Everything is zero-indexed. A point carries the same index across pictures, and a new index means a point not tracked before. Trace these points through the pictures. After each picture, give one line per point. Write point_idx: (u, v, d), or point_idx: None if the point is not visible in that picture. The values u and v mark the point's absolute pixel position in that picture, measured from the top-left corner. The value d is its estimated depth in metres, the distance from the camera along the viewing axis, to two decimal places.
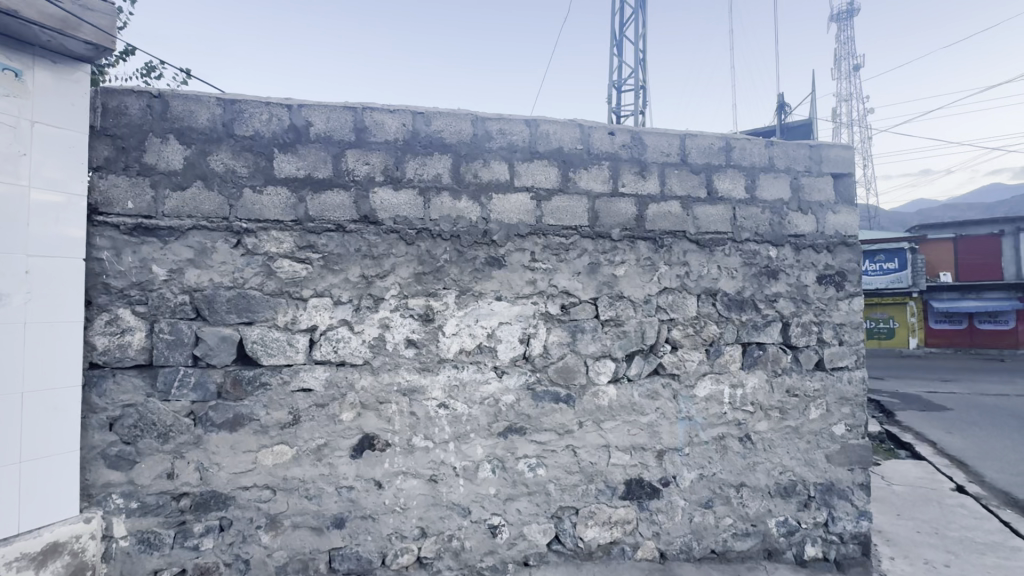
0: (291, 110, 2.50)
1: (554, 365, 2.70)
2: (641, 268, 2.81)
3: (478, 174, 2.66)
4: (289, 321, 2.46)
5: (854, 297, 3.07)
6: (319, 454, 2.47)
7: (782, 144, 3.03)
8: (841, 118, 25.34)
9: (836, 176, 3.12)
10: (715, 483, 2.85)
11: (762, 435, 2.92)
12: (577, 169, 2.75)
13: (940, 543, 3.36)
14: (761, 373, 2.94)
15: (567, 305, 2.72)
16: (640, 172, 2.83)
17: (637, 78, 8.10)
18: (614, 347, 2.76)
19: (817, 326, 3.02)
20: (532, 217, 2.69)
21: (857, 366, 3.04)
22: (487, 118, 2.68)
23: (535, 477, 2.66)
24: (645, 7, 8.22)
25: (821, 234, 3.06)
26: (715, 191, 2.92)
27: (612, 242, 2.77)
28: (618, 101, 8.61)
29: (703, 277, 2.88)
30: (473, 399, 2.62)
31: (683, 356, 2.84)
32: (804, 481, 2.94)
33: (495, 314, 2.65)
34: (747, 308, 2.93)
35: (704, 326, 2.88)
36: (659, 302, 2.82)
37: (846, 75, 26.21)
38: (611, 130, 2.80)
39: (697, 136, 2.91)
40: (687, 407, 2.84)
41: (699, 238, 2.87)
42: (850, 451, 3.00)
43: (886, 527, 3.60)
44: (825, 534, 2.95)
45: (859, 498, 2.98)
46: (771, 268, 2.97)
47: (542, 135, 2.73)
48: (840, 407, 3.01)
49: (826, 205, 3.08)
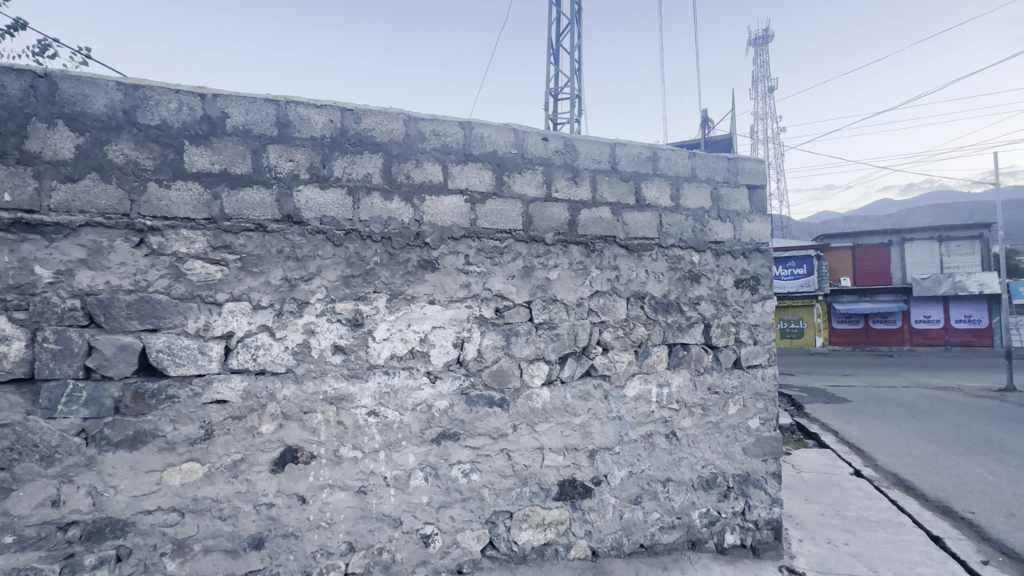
0: (204, 100, 2.31)
1: (488, 369, 2.69)
2: (574, 272, 2.86)
3: (410, 174, 2.60)
4: (201, 328, 2.27)
5: (767, 300, 3.31)
6: (235, 470, 2.30)
7: (703, 155, 3.21)
8: (757, 134, 27.44)
9: (750, 188, 3.35)
10: (643, 480, 2.96)
11: (686, 431, 3.06)
12: (511, 173, 2.76)
13: (840, 524, 3.69)
14: (685, 372, 3.09)
15: (501, 308, 2.72)
16: (572, 178, 2.89)
17: (572, 87, 8.30)
18: (547, 350, 2.79)
19: (734, 327, 3.22)
20: (466, 220, 2.67)
21: (769, 363, 3.28)
22: (420, 119, 2.63)
23: (468, 483, 2.63)
24: (579, 19, 8.46)
25: (738, 242, 3.28)
26: (643, 199, 3.04)
27: (545, 246, 2.81)
28: (555, 109, 8.77)
29: (632, 281, 2.99)
30: (405, 406, 2.54)
31: (613, 357, 2.93)
32: (724, 473, 3.13)
33: (428, 319, 2.60)
34: (672, 311, 3.08)
35: (633, 328, 2.99)
36: (590, 305, 2.89)
37: (761, 95, 28.45)
38: (544, 136, 2.84)
39: (626, 145, 3.03)
40: (617, 407, 2.93)
41: (628, 243, 2.98)
42: (764, 443, 3.22)
43: (795, 511, 3.90)
44: (742, 522, 3.14)
45: (772, 486, 3.21)
46: (694, 272, 3.14)
47: (476, 138, 2.71)
48: (755, 402, 3.23)
49: (742, 215, 3.31)
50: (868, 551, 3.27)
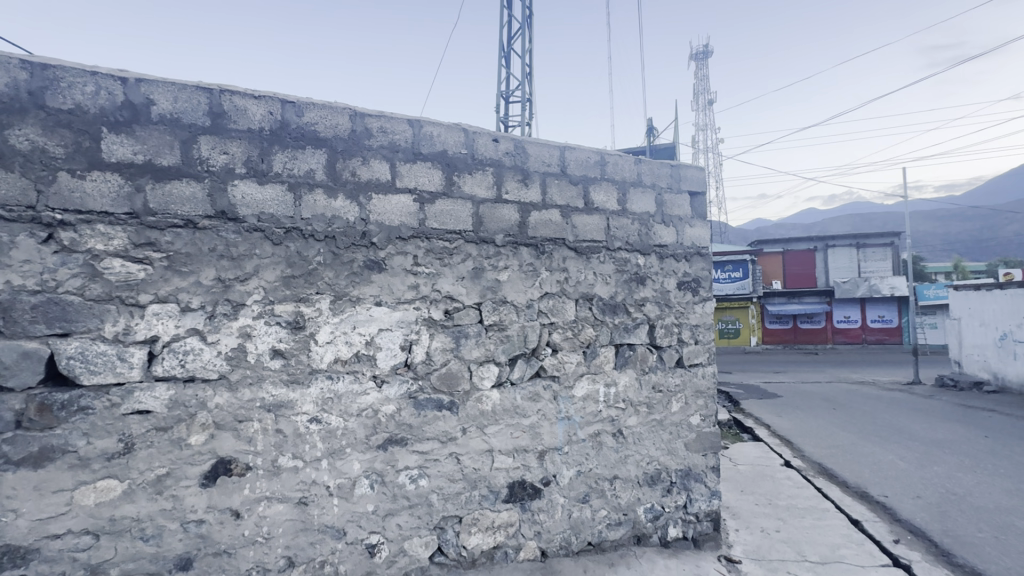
0: (126, 84, 2.13)
1: (437, 372, 2.64)
2: (524, 274, 2.87)
3: (356, 172, 2.51)
4: (120, 332, 2.08)
5: (707, 301, 3.47)
6: (159, 486, 2.12)
7: (648, 161, 3.32)
8: (698, 144, 28.79)
9: (692, 194, 3.50)
10: (591, 478, 3.01)
11: (632, 429, 3.15)
12: (461, 173, 2.74)
13: (773, 512, 3.92)
14: (631, 372, 3.17)
15: (450, 310, 2.69)
16: (523, 180, 2.90)
17: (523, 91, 8.35)
18: (497, 352, 2.78)
19: (677, 328, 3.35)
20: (415, 220, 2.61)
21: (709, 362, 3.43)
22: (367, 115, 2.55)
23: (416, 489, 2.57)
24: (531, 24, 8.54)
25: (681, 245, 3.42)
26: (592, 202, 3.10)
27: (495, 247, 2.80)
28: (506, 112, 8.79)
29: (581, 283, 3.04)
30: (350, 412, 2.45)
31: (562, 358, 2.96)
32: (667, 469, 3.23)
33: (374, 321, 2.52)
34: (619, 312, 3.15)
35: (582, 329, 3.03)
36: (540, 306, 2.91)
37: (702, 107, 29.91)
38: (495, 137, 2.83)
39: (575, 150, 3.07)
40: (566, 407, 2.96)
41: (577, 246, 3.03)
42: (704, 439, 3.37)
43: (733, 503, 4.11)
44: (684, 515, 3.27)
45: (711, 479, 3.35)
46: (639, 274, 3.24)
47: (425, 137, 2.66)
48: (696, 399, 3.37)
49: (685, 220, 3.45)
50: (797, 537, 3.49)
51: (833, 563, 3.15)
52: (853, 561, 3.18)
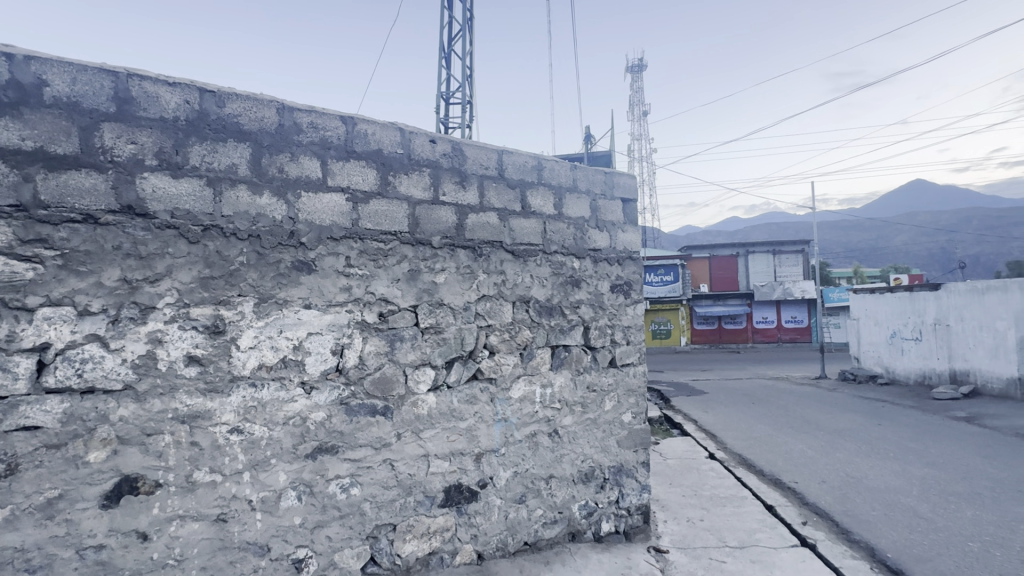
0: (12, 61, 1.90)
1: (370, 377, 2.57)
2: (460, 276, 2.86)
3: (284, 168, 2.39)
4: (3, 339, 1.85)
5: (638, 303, 3.63)
6: (51, 511, 1.90)
7: (583, 167, 3.42)
8: (633, 152, 30.04)
9: (625, 201, 3.65)
10: (527, 478, 3.05)
11: (568, 429, 3.22)
12: (397, 173, 2.68)
13: (697, 502, 4.16)
14: (566, 373, 3.25)
15: (385, 313, 2.62)
16: (460, 182, 2.89)
17: (463, 93, 8.32)
18: (434, 355, 2.75)
19: (610, 329, 3.47)
20: (348, 220, 2.53)
21: (639, 362, 3.59)
22: (297, 108, 2.43)
23: (347, 498, 2.48)
24: (472, 26, 8.53)
25: (614, 250, 3.55)
26: (528, 206, 3.15)
27: (432, 249, 2.77)
28: (446, 113, 8.71)
29: (518, 285, 3.07)
30: (275, 420, 2.32)
31: (499, 360, 2.98)
32: (601, 466, 3.34)
33: (303, 324, 2.41)
34: (555, 314, 3.22)
35: (518, 331, 3.07)
36: (477, 309, 2.91)
37: (637, 118, 31.25)
38: (432, 138, 2.80)
39: (513, 154, 3.11)
40: (503, 409, 2.98)
41: (514, 249, 3.06)
42: (635, 435, 3.51)
43: (662, 495, 4.31)
44: (617, 510, 3.39)
45: (642, 474, 3.50)
46: (575, 277, 3.33)
47: (359, 134, 2.59)
48: (628, 398, 3.51)
49: (618, 225, 3.59)
50: (719, 524, 3.73)
51: (750, 547, 3.39)
52: (767, 544, 3.43)
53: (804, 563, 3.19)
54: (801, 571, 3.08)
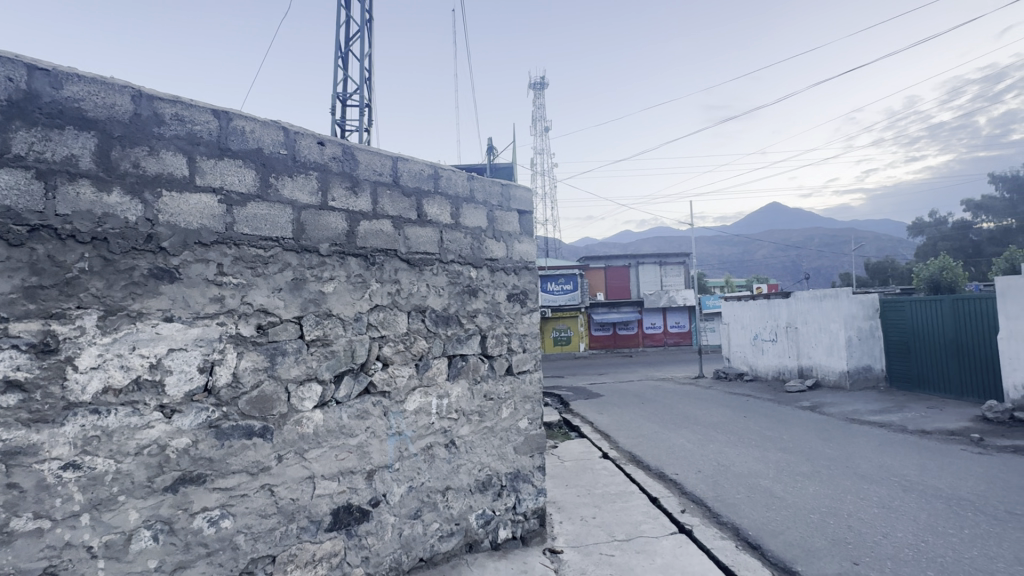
0: None
1: (246, 396, 2.34)
2: (351, 285, 2.73)
3: (140, 163, 2.12)
4: None
5: (533, 312, 3.74)
6: None
7: (481, 178, 3.47)
8: (536, 166, 31.16)
9: (521, 212, 3.76)
10: (423, 492, 2.98)
11: (464, 439, 3.21)
12: (279, 175, 2.50)
13: (590, 501, 4.37)
14: (463, 382, 3.24)
15: (264, 325, 2.42)
16: (352, 187, 2.78)
17: (362, 95, 8.02)
18: (321, 369, 2.59)
19: (507, 337, 3.54)
20: (221, 223, 2.30)
21: (535, 368, 3.70)
22: (157, 97, 2.17)
23: (217, 533, 2.23)
24: (371, 28, 8.28)
25: (510, 259, 3.63)
26: (424, 215, 3.11)
27: (320, 257, 2.62)
28: (342, 115, 8.30)
29: (413, 295, 3.02)
30: (124, 451, 2.02)
31: (393, 373, 2.89)
32: (497, 473, 3.37)
33: (163, 340, 2.13)
34: (452, 323, 3.21)
35: (414, 341, 3.01)
36: (369, 320, 2.80)
37: (539, 133, 32.53)
38: (320, 140, 2.66)
39: (409, 161, 3.07)
40: (397, 423, 2.89)
41: (409, 257, 3.01)
42: (531, 441, 3.60)
43: (558, 497, 4.47)
44: (513, 516, 3.44)
45: (537, 479, 3.59)
46: (472, 286, 3.34)
47: (235, 131, 2.37)
48: (524, 404, 3.59)
49: (514, 236, 3.68)
50: (609, 520, 3.95)
51: (636, 538, 3.63)
52: (650, 534, 3.71)
53: (681, 548, 3.48)
54: (679, 555, 3.36)
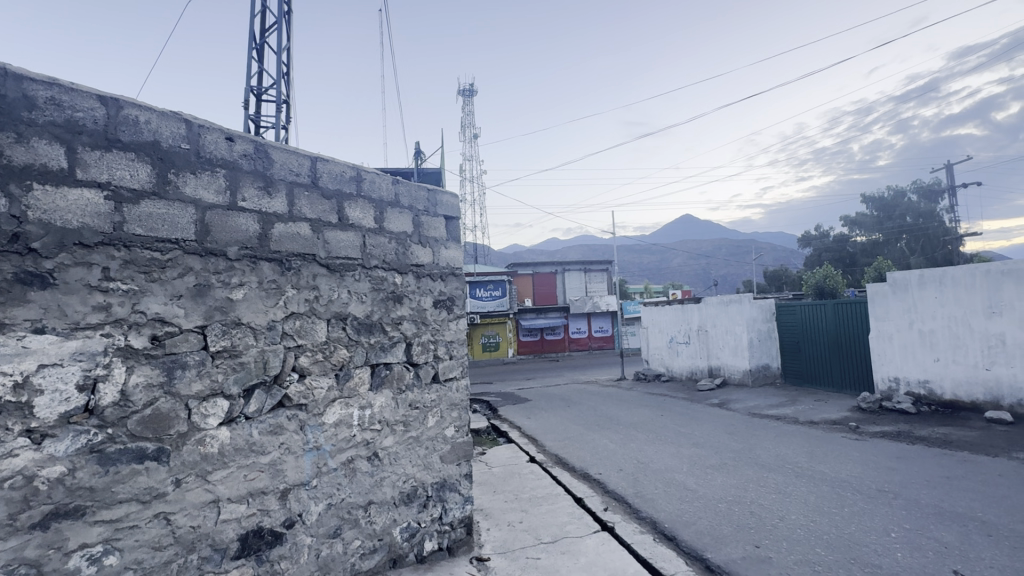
0: None
1: (137, 416, 2.10)
2: (264, 291, 2.56)
3: (4, 151, 1.84)
4: None
5: (460, 318, 3.72)
6: None
7: (406, 183, 3.40)
8: (465, 173, 31.18)
9: (447, 218, 3.74)
10: (343, 509, 2.84)
11: (388, 450, 3.11)
12: (180, 171, 2.29)
13: (517, 506, 4.40)
14: (387, 392, 3.14)
15: (161, 336, 2.19)
16: (265, 187, 2.61)
17: (278, 91, 7.55)
18: (228, 383, 2.39)
19: (433, 344, 3.48)
20: (107, 223, 2.05)
21: (461, 376, 3.67)
22: (28, 77, 1.91)
23: (100, 571, 1.97)
24: (289, 21, 7.84)
25: (437, 266, 3.59)
26: (346, 218, 2.99)
27: (227, 261, 2.42)
28: (256, 110, 7.77)
29: (333, 301, 2.88)
30: None
31: (311, 384, 2.73)
32: (423, 484, 3.30)
33: (32, 354, 1.85)
34: (375, 331, 3.10)
35: (333, 351, 2.87)
36: (284, 328, 2.63)
37: (469, 139, 32.58)
38: (228, 136, 2.48)
39: (329, 162, 2.94)
40: (315, 437, 2.73)
41: (329, 262, 2.87)
42: (457, 449, 3.57)
43: (486, 504, 4.46)
44: (440, 526, 3.38)
45: (464, 487, 3.56)
46: (396, 293, 3.26)
47: (126, 120, 2.14)
48: (450, 412, 3.55)
49: (441, 241, 3.65)
50: (535, 523, 4.00)
51: (561, 539, 3.71)
52: (575, 534, 3.80)
53: (604, 545, 3.60)
54: (601, 553, 3.48)
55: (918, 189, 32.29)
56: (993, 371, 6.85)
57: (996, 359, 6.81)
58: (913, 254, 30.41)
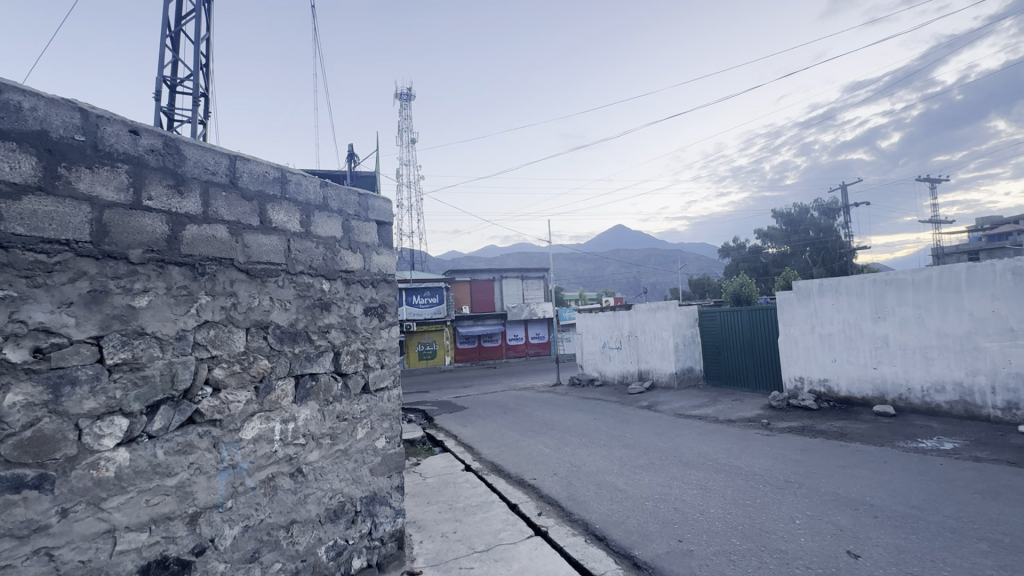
0: None
1: (14, 439, 1.85)
2: (172, 299, 2.35)
3: None
4: None
5: (391, 326, 3.64)
6: None
7: (335, 186, 3.29)
8: (401, 178, 30.66)
9: (380, 224, 3.66)
10: (262, 530, 2.66)
11: (314, 465, 2.97)
12: (73, 165, 2.07)
13: (452, 516, 4.35)
14: (313, 404, 3.00)
15: (47, 349, 1.95)
16: (175, 186, 2.42)
17: (194, 82, 7.01)
18: (128, 399, 2.17)
19: (363, 353, 3.37)
20: None
21: (393, 385, 3.58)
22: None
23: None
24: (208, 9, 7.34)
25: (368, 272, 3.49)
26: (269, 221, 2.83)
27: (129, 265, 2.20)
28: (170, 101, 7.18)
29: (253, 309, 2.71)
30: None
31: (226, 398, 2.55)
32: (352, 499, 3.18)
33: None
34: (300, 340, 2.95)
35: (253, 362, 2.69)
36: (196, 338, 2.44)
37: (406, 144, 32.09)
38: (133, 129, 2.28)
39: (250, 161, 2.78)
40: (230, 454, 2.54)
41: (249, 268, 2.70)
42: (389, 460, 3.48)
43: (419, 515, 4.37)
44: (369, 542, 3.27)
45: (395, 500, 3.48)
46: (324, 300, 3.13)
47: (5, 105, 1.90)
48: (381, 423, 3.45)
49: (372, 247, 3.56)
50: (469, 532, 3.97)
51: (494, 547, 3.71)
52: (509, 540, 3.81)
53: (537, 550, 3.64)
54: (534, 557, 3.52)
55: (819, 206, 35.82)
56: (879, 370, 7.70)
57: (882, 358, 7.66)
58: (816, 265, 33.64)
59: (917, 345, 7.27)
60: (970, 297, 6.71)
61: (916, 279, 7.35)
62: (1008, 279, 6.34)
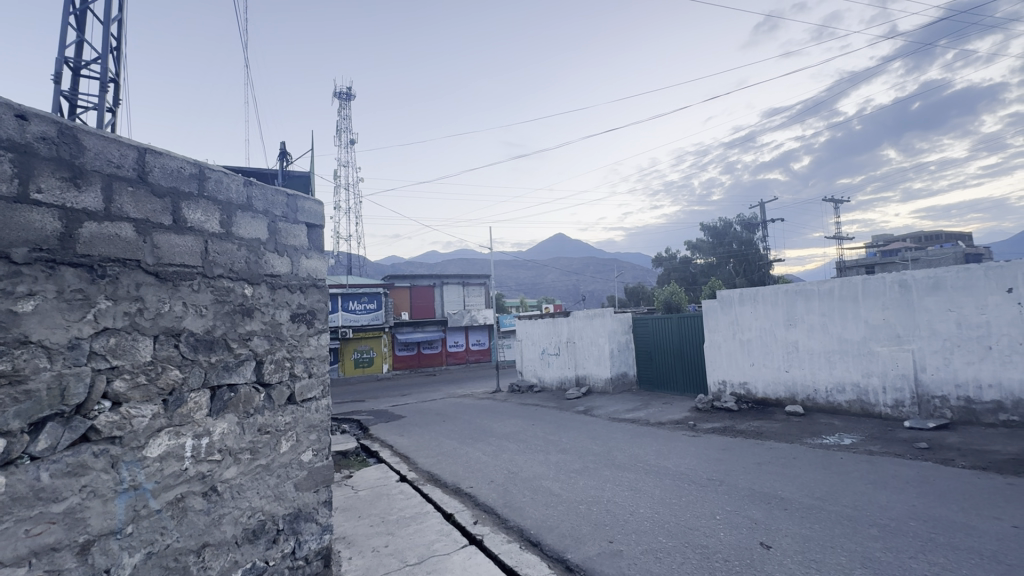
0: None
1: None
2: (65, 304, 2.12)
3: None
4: None
5: (321, 333, 3.50)
6: None
7: (260, 186, 3.12)
8: (338, 180, 29.64)
9: (310, 226, 3.51)
10: (168, 556, 2.45)
11: (230, 482, 2.77)
12: None
13: (383, 529, 4.22)
14: (231, 417, 2.80)
15: None
16: (71, 178, 2.19)
17: (101, 65, 6.35)
18: (5, 417, 1.92)
19: (289, 362, 3.21)
20: None
21: (321, 395, 3.44)
22: None
23: None
24: None
25: (295, 276, 3.33)
26: (183, 220, 2.64)
27: (11, 265, 1.96)
28: (71, 85, 6.48)
29: (163, 315, 2.50)
30: None
31: (129, 413, 2.32)
32: (273, 517, 3.00)
33: None
34: (217, 348, 2.76)
35: (161, 372, 2.47)
36: (93, 347, 2.21)
37: (344, 145, 31.08)
38: (21, 113, 2.04)
39: (162, 155, 2.57)
40: (131, 475, 2.32)
41: (158, 270, 2.49)
42: (316, 474, 3.33)
43: (349, 531, 4.20)
44: (292, 562, 3.10)
45: (321, 516, 3.33)
46: (245, 306, 2.94)
47: None
48: (308, 435, 3.29)
49: (300, 251, 3.40)
50: (401, 545, 3.87)
51: (427, 559, 3.64)
52: (442, 551, 3.76)
53: (470, 559, 3.61)
54: (467, 567, 3.48)
55: (742, 221, 38.55)
56: (791, 373, 8.37)
57: (793, 362, 8.34)
58: (738, 276, 36.13)
59: (822, 350, 7.97)
60: (866, 306, 7.47)
61: (821, 290, 8.08)
62: (895, 291, 7.14)
